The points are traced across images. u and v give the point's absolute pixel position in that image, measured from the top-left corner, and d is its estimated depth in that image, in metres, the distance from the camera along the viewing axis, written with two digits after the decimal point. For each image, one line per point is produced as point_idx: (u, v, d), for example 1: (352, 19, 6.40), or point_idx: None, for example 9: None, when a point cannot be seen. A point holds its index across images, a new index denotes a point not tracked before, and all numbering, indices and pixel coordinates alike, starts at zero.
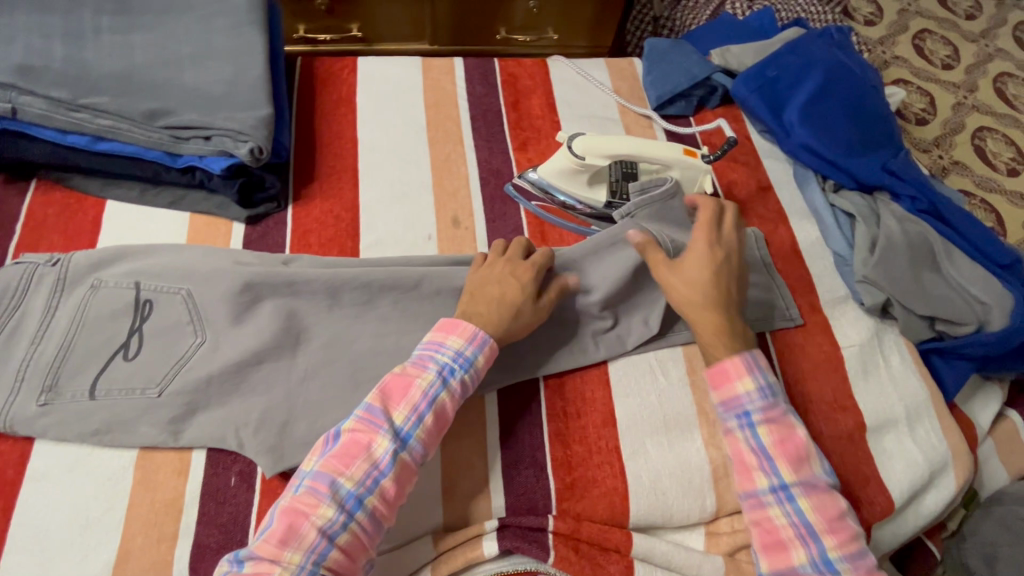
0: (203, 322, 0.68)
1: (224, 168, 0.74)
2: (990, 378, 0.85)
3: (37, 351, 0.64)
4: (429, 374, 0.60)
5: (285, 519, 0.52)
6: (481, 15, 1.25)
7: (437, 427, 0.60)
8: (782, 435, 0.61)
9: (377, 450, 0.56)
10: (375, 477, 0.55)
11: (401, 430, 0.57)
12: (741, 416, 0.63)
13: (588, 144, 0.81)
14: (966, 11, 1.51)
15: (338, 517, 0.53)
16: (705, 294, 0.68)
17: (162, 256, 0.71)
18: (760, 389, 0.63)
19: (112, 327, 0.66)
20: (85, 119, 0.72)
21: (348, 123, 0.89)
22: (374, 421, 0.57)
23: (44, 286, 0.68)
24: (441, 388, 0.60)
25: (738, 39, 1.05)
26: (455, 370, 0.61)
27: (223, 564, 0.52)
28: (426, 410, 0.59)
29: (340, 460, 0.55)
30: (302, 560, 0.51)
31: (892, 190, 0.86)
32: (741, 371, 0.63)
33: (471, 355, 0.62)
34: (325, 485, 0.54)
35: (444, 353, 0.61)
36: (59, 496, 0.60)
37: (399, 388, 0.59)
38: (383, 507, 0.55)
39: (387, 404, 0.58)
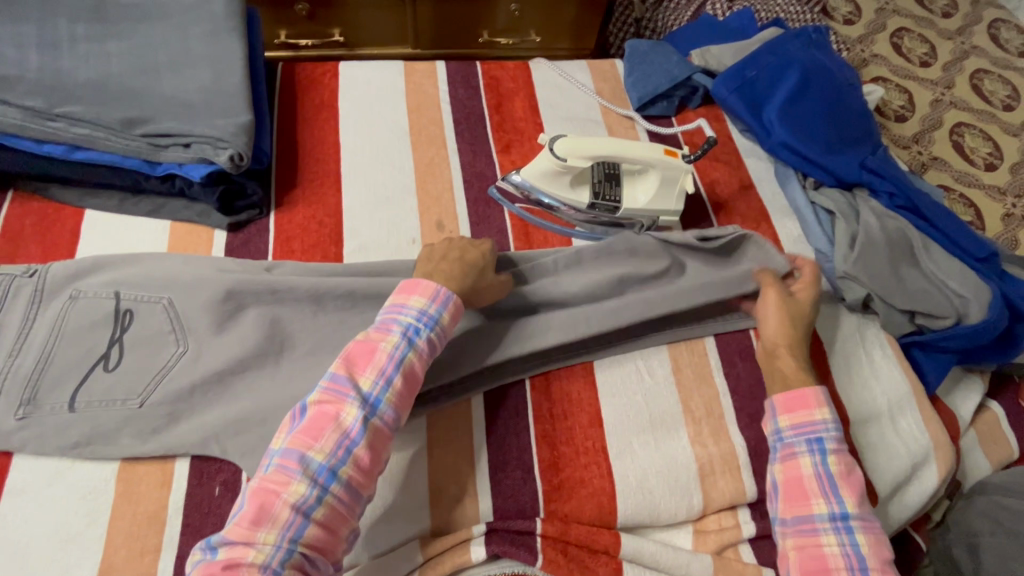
0: (185, 331, 0.67)
1: (204, 175, 0.74)
2: (971, 370, 0.86)
3: (13, 364, 0.63)
4: (393, 337, 0.59)
5: (255, 500, 0.51)
6: (463, 19, 1.25)
7: (407, 390, 0.59)
8: (848, 469, 0.62)
9: (346, 419, 0.55)
10: (346, 447, 0.54)
11: (369, 396, 0.57)
12: (811, 442, 0.63)
13: (570, 146, 0.79)
14: (942, 9, 1.54)
15: (312, 491, 0.52)
16: (794, 329, 0.72)
17: (143, 265, 0.70)
18: (834, 423, 0.64)
19: (93, 338, 0.65)
20: (61, 128, 0.71)
21: (330, 129, 0.89)
22: (340, 390, 0.56)
23: (21, 298, 0.67)
24: (407, 349, 0.59)
25: (718, 39, 1.06)
26: (419, 330, 0.61)
27: (196, 553, 0.52)
28: (394, 373, 0.58)
29: (308, 434, 0.54)
30: (278, 539, 0.50)
31: (870, 186, 0.87)
32: (820, 403, 0.65)
33: (434, 314, 0.62)
34: (295, 461, 0.53)
35: (407, 315, 0.61)
36: (38, 511, 0.59)
37: (364, 354, 0.58)
38: (358, 476, 0.55)
39: (352, 372, 0.57)
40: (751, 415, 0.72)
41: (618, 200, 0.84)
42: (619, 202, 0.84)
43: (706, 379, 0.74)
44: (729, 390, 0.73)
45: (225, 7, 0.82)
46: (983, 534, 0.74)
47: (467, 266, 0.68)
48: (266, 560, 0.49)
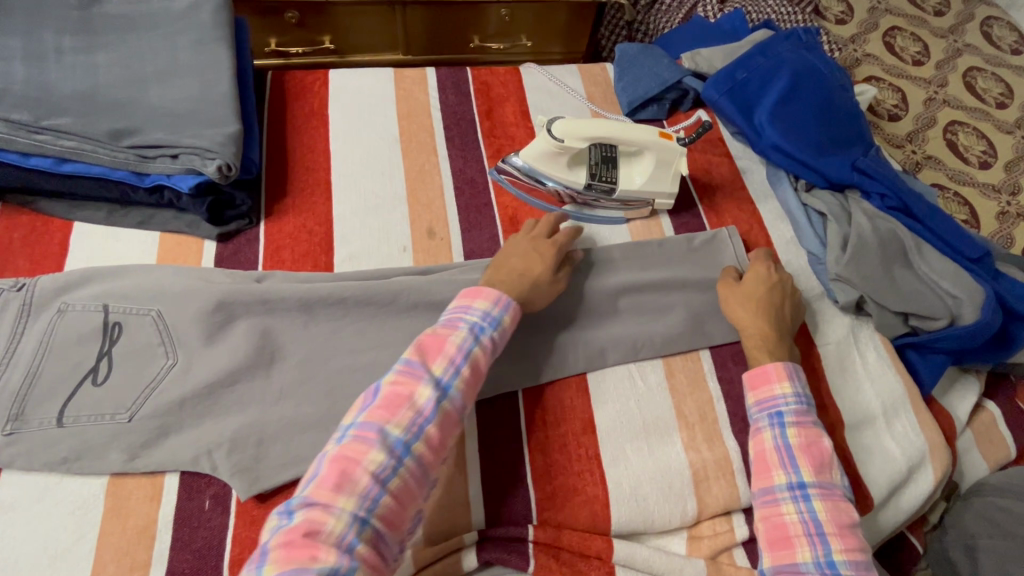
0: (174, 343, 0.67)
1: (192, 187, 0.73)
2: (966, 370, 0.86)
3: (1, 378, 0.63)
4: (461, 332, 0.61)
5: (335, 465, 0.50)
6: (455, 25, 1.25)
7: (473, 381, 0.60)
8: (810, 440, 0.62)
9: (419, 399, 0.55)
10: (421, 424, 0.54)
11: (441, 381, 0.57)
12: (773, 415, 0.64)
13: (567, 128, 0.80)
14: (935, 7, 1.54)
15: (389, 462, 0.52)
16: (758, 307, 0.73)
17: (132, 278, 0.70)
18: (796, 396, 0.65)
19: (81, 352, 0.65)
20: (48, 141, 0.70)
21: (320, 136, 0.89)
22: (415, 372, 0.56)
23: (8, 311, 0.66)
24: (473, 343, 0.61)
25: (709, 41, 1.06)
26: (484, 329, 0.62)
27: (273, 518, 0.50)
28: (462, 363, 0.59)
29: (385, 409, 0.54)
30: (357, 507, 0.49)
31: (863, 188, 0.87)
32: (781, 375, 0.66)
33: (497, 316, 0.64)
34: (374, 433, 0.52)
35: (472, 315, 0.63)
36: (26, 527, 0.59)
37: (436, 344, 0.59)
38: (429, 455, 0.54)
39: (424, 358, 0.58)
40: (745, 419, 0.71)
41: (615, 182, 0.84)
42: (615, 183, 0.84)
43: (701, 384, 0.73)
44: (722, 394, 0.73)
45: (212, 17, 0.82)
46: (980, 535, 0.74)
47: (530, 270, 0.70)
48: (345, 526, 0.48)
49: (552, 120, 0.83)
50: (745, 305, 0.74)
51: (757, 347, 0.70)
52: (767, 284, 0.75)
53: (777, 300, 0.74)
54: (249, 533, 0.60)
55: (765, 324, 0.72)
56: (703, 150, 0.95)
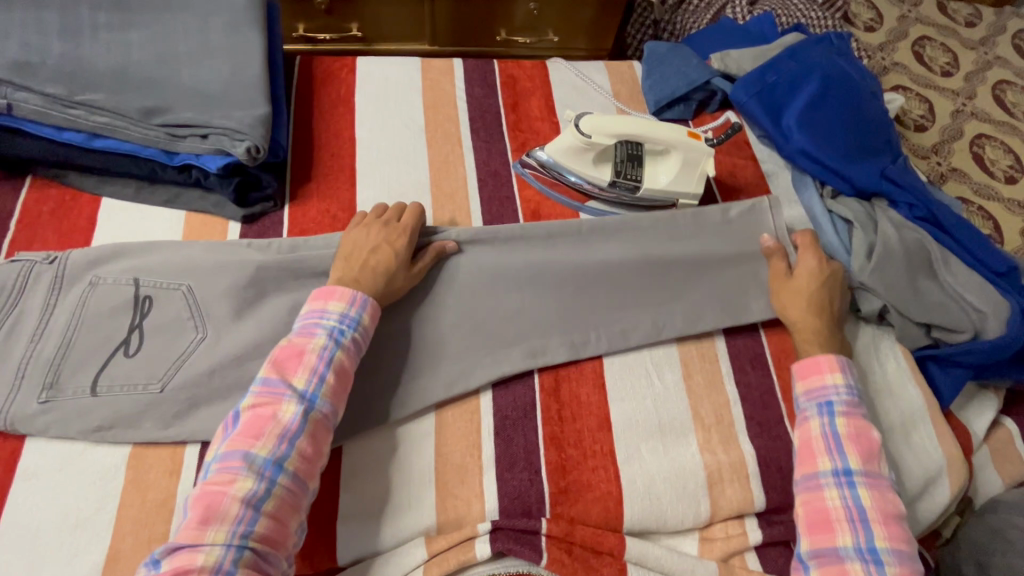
0: (205, 317, 0.67)
1: (221, 167, 0.74)
2: (986, 386, 0.85)
3: (37, 348, 0.64)
4: (319, 339, 0.61)
5: (200, 503, 0.51)
6: (481, 18, 1.25)
7: (341, 385, 0.61)
8: (858, 431, 0.64)
9: (284, 416, 0.56)
10: (288, 441, 0.55)
11: (305, 393, 0.58)
12: (822, 405, 0.66)
13: (594, 123, 0.80)
14: (966, 19, 1.52)
15: (260, 485, 0.53)
16: (810, 299, 0.74)
17: (159, 254, 0.70)
18: (847, 388, 0.67)
19: (112, 324, 0.66)
20: (82, 116, 0.71)
21: (346, 123, 0.89)
22: (274, 391, 0.57)
23: (40, 283, 0.67)
24: (335, 348, 0.61)
25: (737, 43, 1.05)
26: (344, 331, 0.62)
27: (141, 568, 0.51)
28: (325, 370, 0.59)
29: (247, 434, 0.55)
30: (229, 536, 0.51)
31: (890, 197, 0.86)
32: (833, 366, 0.68)
33: (356, 315, 0.63)
34: (238, 460, 0.53)
35: (329, 319, 0.62)
36: (49, 495, 0.59)
37: (292, 357, 0.60)
38: (304, 466, 0.56)
39: (282, 375, 0.58)
40: (761, 423, 0.71)
41: (640, 180, 0.84)
42: (640, 181, 0.84)
43: (718, 386, 0.73)
44: (740, 398, 0.72)
45: None
46: (995, 553, 0.73)
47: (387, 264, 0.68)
48: (216, 558, 0.49)
49: (579, 115, 0.84)
50: (797, 296, 0.75)
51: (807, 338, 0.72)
52: (816, 275, 0.76)
53: (828, 292, 0.75)
54: None
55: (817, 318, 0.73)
56: (728, 152, 0.95)
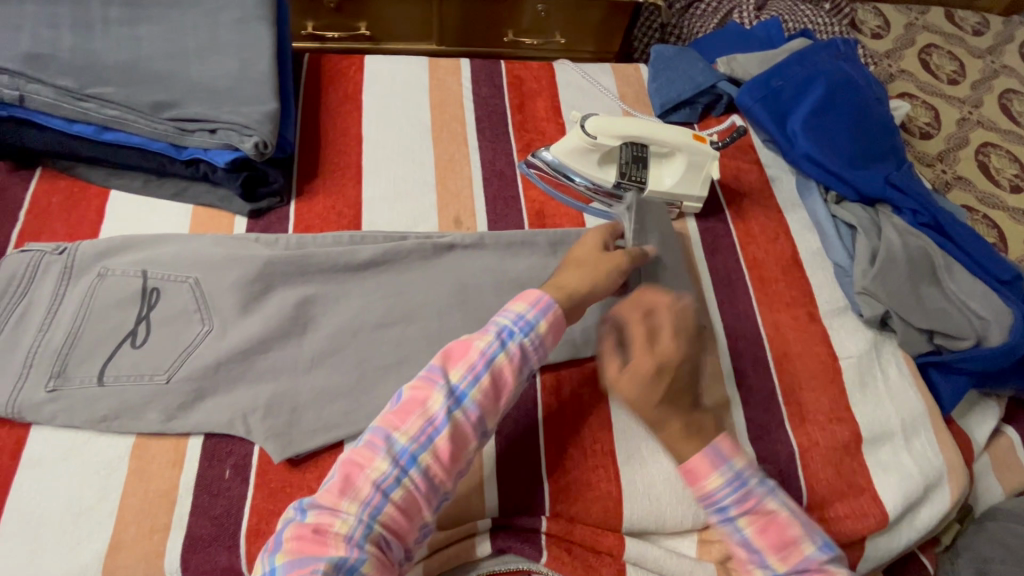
0: (211, 311, 0.68)
1: (228, 162, 0.75)
2: (988, 394, 0.85)
3: (44, 338, 0.65)
4: (489, 335, 0.57)
5: (343, 469, 0.52)
6: (489, 19, 1.26)
7: (495, 393, 0.56)
8: (764, 524, 0.58)
9: (431, 408, 0.54)
10: (427, 435, 0.53)
11: (456, 388, 0.55)
12: (719, 510, 0.60)
13: (601, 124, 0.81)
14: (973, 27, 1.52)
15: (391, 472, 0.51)
16: (647, 397, 0.61)
17: (170, 246, 0.71)
18: (730, 481, 0.59)
19: (119, 315, 0.66)
20: (93, 109, 0.72)
21: (353, 121, 0.90)
22: (430, 379, 0.55)
23: (50, 274, 0.68)
24: (499, 349, 0.56)
25: (745, 47, 1.05)
26: (514, 333, 0.57)
27: (289, 511, 0.52)
28: (483, 371, 0.55)
29: (398, 415, 0.54)
30: (360, 513, 0.50)
31: (894, 203, 0.86)
32: (706, 469, 0.59)
33: (533, 320, 0.58)
34: (381, 440, 0.53)
35: (506, 316, 0.58)
36: (53, 484, 0.60)
37: (460, 349, 0.57)
38: (436, 467, 0.53)
39: (445, 363, 0.56)
40: (760, 427, 0.72)
41: (644, 182, 0.84)
42: (645, 183, 0.84)
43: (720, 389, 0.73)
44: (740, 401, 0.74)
45: None
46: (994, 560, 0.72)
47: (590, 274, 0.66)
48: (347, 532, 0.49)
49: (586, 116, 0.84)
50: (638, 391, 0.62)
51: (681, 440, 0.61)
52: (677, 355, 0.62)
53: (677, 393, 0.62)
54: (267, 504, 0.61)
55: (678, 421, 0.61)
56: (733, 156, 0.95)
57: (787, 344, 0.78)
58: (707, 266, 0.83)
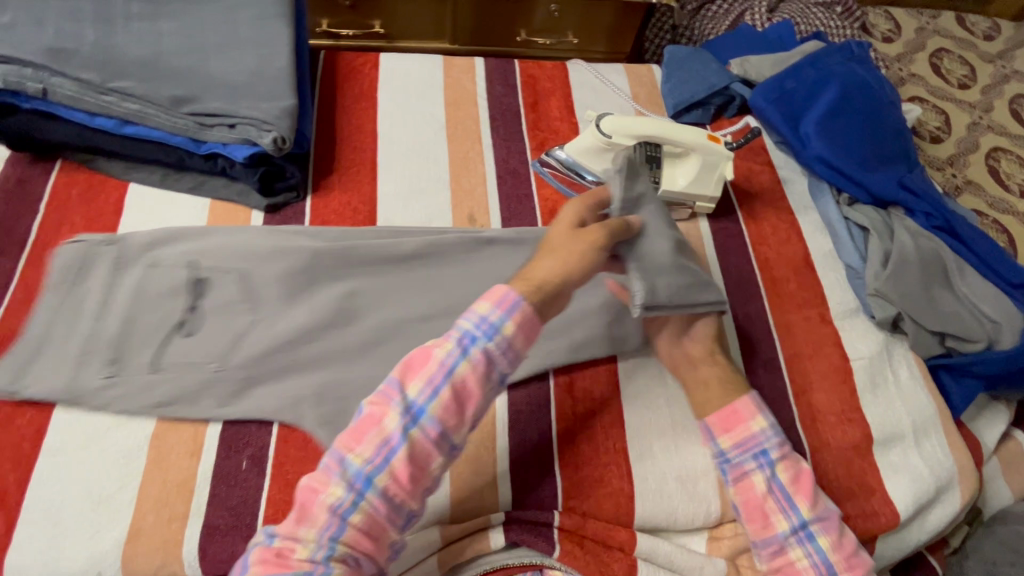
0: (258, 300, 0.70)
1: (246, 156, 0.76)
2: (997, 398, 0.85)
3: (98, 326, 0.67)
4: (448, 344, 0.54)
5: (300, 494, 0.52)
6: (503, 18, 1.27)
7: (457, 404, 0.53)
8: (796, 473, 0.62)
9: (387, 426, 0.52)
10: (384, 455, 0.51)
11: (415, 403, 0.53)
12: (758, 456, 0.62)
13: (616, 123, 0.81)
14: (984, 32, 1.52)
15: (347, 496, 0.51)
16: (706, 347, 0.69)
17: (216, 238, 0.73)
18: (771, 428, 0.63)
19: (165, 304, 0.69)
20: (114, 103, 0.73)
21: (368, 118, 0.90)
22: (387, 394, 0.54)
23: (104, 264, 0.70)
24: (459, 358, 0.54)
25: (757, 49, 1.05)
26: (476, 339, 0.54)
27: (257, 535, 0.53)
28: (442, 384, 0.53)
29: (353, 435, 0.53)
30: (319, 537, 0.50)
31: (907, 206, 0.86)
32: (751, 412, 0.63)
33: (497, 322, 0.55)
34: (336, 462, 0.52)
35: (467, 321, 0.55)
36: (72, 471, 0.61)
37: (419, 360, 0.55)
38: (395, 488, 0.51)
39: (404, 376, 0.54)
40: None
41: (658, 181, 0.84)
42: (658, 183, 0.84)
43: None
44: None
45: None
46: None
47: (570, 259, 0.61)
48: (308, 557, 0.49)
49: (600, 115, 0.85)
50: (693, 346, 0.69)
51: (718, 381, 0.66)
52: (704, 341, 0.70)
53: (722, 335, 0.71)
54: (283, 495, 0.61)
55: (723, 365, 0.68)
56: (744, 157, 0.95)
57: (798, 344, 0.78)
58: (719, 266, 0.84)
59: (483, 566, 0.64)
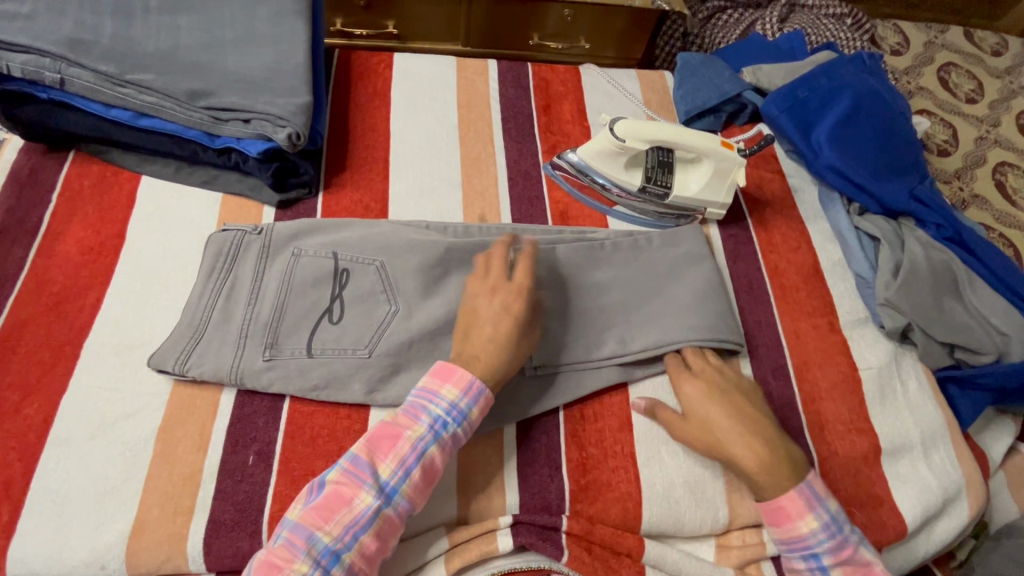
0: (395, 292, 0.70)
1: (261, 151, 0.76)
2: (1005, 411, 0.85)
3: (254, 312, 0.68)
4: (420, 427, 0.58)
5: (259, 572, 0.52)
6: (516, 22, 1.28)
7: (425, 482, 0.58)
8: (853, 569, 0.61)
9: (359, 505, 0.55)
10: (354, 533, 0.54)
11: (386, 484, 0.56)
12: (807, 555, 0.61)
13: (630, 128, 0.81)
14: (993, 47, 1.53)
15: (313, 573, 0.52)
16: (726, 436, 0.63)
17: (356, 231, 0.74)
18: (825, 527, 0.60)
19: (316, 293, 0.69)
20: (130, 95, 0.73)
21: (381, 117, 0.90)
22: (358, 474, 0.56)
23: (251, 252, 0.72)
24: (431, 442, 0.58)
25: (768, 58, 1.06)
26: (447, 424, 0.59)
27: None
28: (413, 464, 0.57)
29: (320, 513, 0.54)
30: None
31: (917, 216, 0.86)
32: (802, 510, 0.60)
33: (465, 408, 0.60)
34: (301, 540, 0.53)
35: (437, 405, 0.59)
36: (79, 462, 0.60)
37: (388, 438, 0.58)
38: (362, 563, 0.54)
39: (374, 456, 0.57)
40: None
41: (670, 186, 0.85)
42: (669, 188, 0.85)
43: None
44: None
45: None
46: None
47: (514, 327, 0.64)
48: None
49: (614, 119, 0.84)
50: (713, 439, 0.64)
51: (759, 469, 0.61)
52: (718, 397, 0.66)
53: (741, 400, 0.66)
54: (289, 491, 0.61)
55: (760, 444, 0.62)
56: (756, 165, 0.96)
57: (807, 353, 0.78)
58: (728, 273, 0.84)
59: (490, 571, 0.63)
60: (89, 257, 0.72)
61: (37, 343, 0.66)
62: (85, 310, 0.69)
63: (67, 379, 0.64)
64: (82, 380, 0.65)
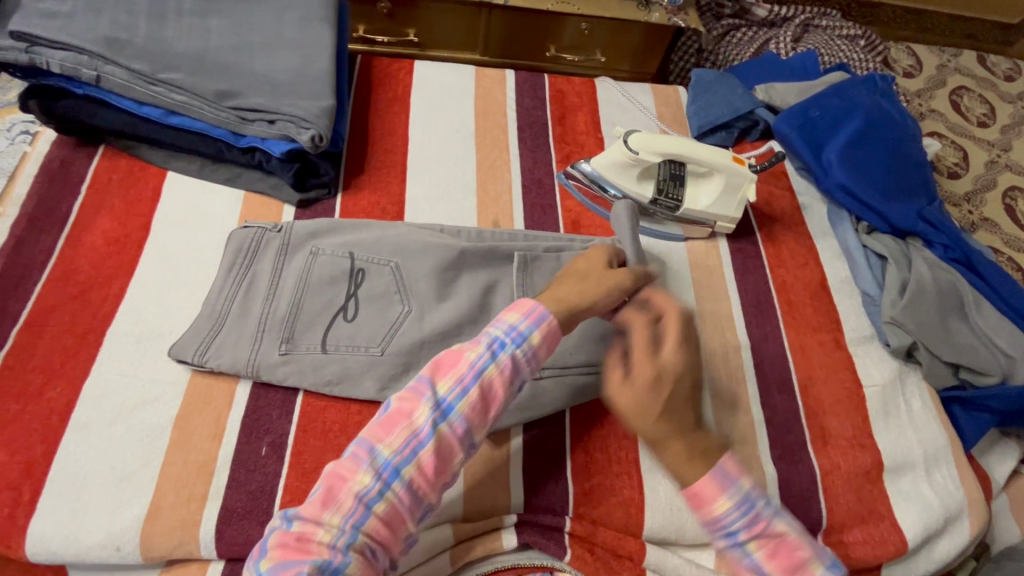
0: (409, 292, 0.72)
1: (284, 151, 0.78)
2: (1009, 434, 0.85)
3: (271, 307, 0.70)
4: (478, 347, 0.57)
5: (326, 481, 0.52)
6: (534, 34, 1.30)
7: (484, 404, 0.56)
8: (776, 548, 0.54)
9: (418, 419, 0.54)
10: (412, 448, 0.53)
11: (443, 401, 0.55)
12: (726, 536, 0.55)
13: (644, 141, 0.82)
14: (1005, 72, 1.54)
15: (374, 485, 0.51)
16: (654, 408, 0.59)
17: (371, 231, 0.76)
18: (739, 504, 0.54)
19: (331, 291, 0.71)
20: (162, 93, 0.76)
21: (401, 121, 0.93)
22: (418, 389, 0.55)
23: (270, 249, 0.74)
24: (489, 360, 0.56)
25: (782, 77, 1.08)
26: (506, 344, 0.57)
27: (274, 519, 0.53)
28: (472, 383, 0.55)
29: (382, 427, 0.54)
30: (342, 524, 0.50)
31: (924, 237, 0.87)
32: (714, 490, 0.55)
33: (525, 331, 0.58)
34: (365, 451, 0.53)
35: (497, 328, 0.58)
36: (98, 446, 0.62)
37: (449, 359, 0.57)
38: (421, 480, 0.53)
39: (434, 374, 0.56)
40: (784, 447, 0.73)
41: (681, 200, 0.86)
42: (681, 201, 0.86)
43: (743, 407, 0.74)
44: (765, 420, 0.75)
45: None
46: None
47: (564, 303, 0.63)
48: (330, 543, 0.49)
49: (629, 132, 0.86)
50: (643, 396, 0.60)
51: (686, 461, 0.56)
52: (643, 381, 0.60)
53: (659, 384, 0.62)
54: (300, 484, 0.62)
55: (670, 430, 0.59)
56: (766, 181, 0.97)
57: (813, 367, 0.79)
58: (736, 286, 0.85)
59: (493, 566, 0.64)
60: (114, 249, 0.75)
61: (63, 330, 0.68)
62: (110, 299, 0.71)
63: (89, 365, 0.66)
64: (104, 367, 0.66)
